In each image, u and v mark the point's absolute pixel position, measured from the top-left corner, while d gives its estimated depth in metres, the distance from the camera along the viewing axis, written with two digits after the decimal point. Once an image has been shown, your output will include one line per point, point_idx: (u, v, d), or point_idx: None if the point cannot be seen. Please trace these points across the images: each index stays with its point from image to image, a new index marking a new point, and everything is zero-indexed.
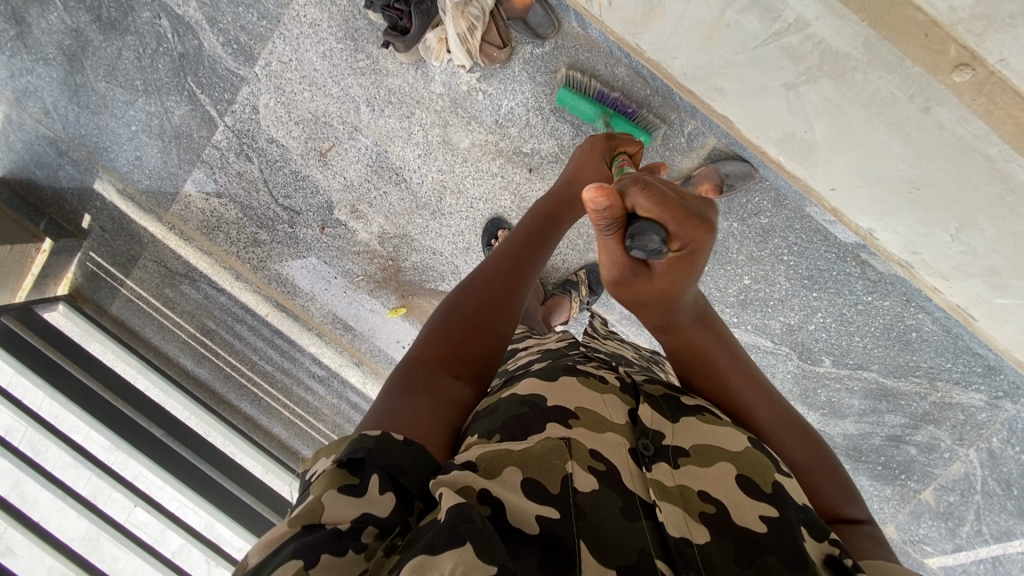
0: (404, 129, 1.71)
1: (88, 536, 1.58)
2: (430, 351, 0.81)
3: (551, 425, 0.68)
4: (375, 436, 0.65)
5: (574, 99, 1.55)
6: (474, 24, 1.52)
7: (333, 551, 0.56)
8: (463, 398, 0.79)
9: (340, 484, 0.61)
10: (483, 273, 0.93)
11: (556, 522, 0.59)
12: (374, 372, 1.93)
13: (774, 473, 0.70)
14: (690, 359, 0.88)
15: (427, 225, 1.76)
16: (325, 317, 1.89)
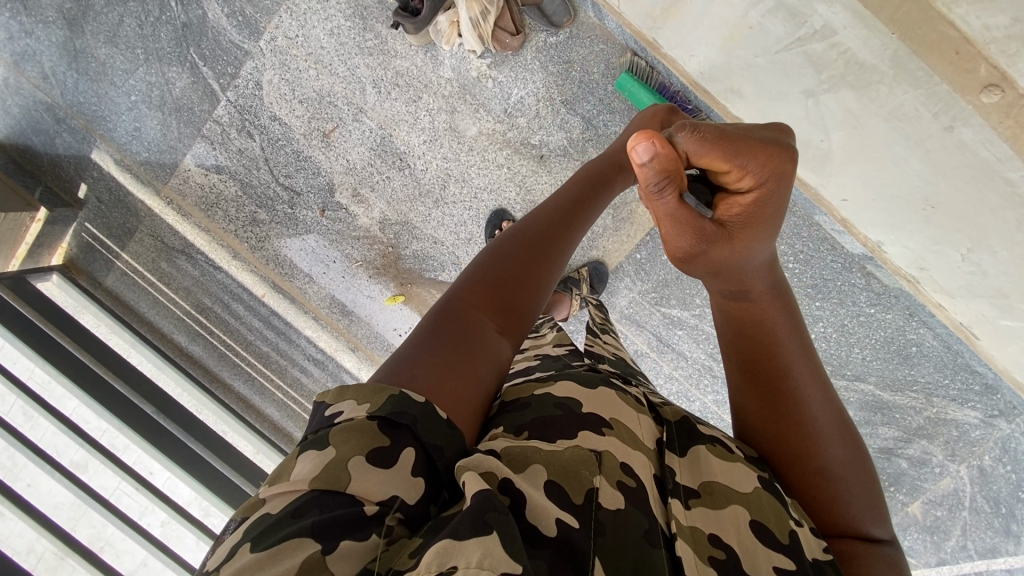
0: (411, 114, 1.67)
1: (75, 506, 1.60)
2: (480, 298, 0.77)
3: (583, 433, 0.67)
4: (418, 403, 0.61)
5: (633, 87, 1.49)
6: (487, 9, 1.48)
7: (355, 538, 0.53)
8: (502, 352, 0.76)
9: (369, 452, 0.58)
10: (533, 227, 0.91)
11: (574, 530, 0.58)
12: (369, 358, 1.92)
13: (789, 522, 0.67)
14: (739, 322, 0.82)
15: (429, 214, 1.74)
16: (322, 300, 1.87)
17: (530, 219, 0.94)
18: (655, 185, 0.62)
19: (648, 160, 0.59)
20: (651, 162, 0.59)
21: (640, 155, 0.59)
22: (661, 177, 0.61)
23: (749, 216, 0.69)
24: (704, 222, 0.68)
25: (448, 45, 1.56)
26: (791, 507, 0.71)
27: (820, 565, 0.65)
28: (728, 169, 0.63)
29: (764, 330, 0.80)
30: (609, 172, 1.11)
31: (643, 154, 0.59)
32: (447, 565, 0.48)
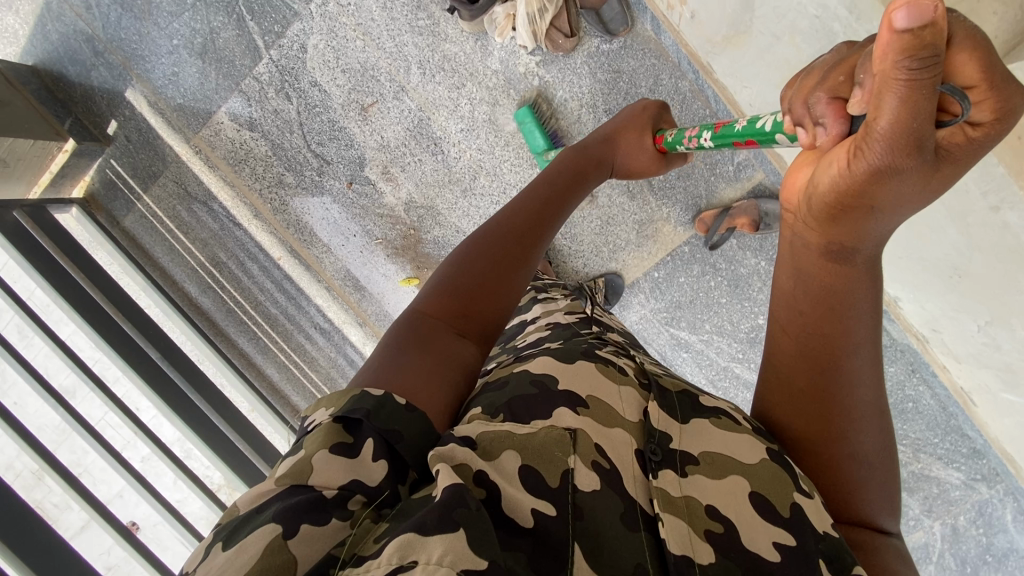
0: (452, 100, 1.65)
1: (60, 429, 1.52)
2: (440, 304, 0.79)
3: (558, 413, 0.69)
4: (375, 397, 0.63)
5: (531, 122, 1.57)
6: (546, 6, 1.46)
7: (313, 522, 0.53)
8: (468, 357, 0.76)
9: (333, 443, 0.59)
10: (499, 230, 0.92)
11: (551, 517, 0.58)
12: (375, 334, 1.93)
13: (793, 493, 0.67)
14: (815, 284, 0.70)
15: (455, 201, 1.73)
16: (337, 272, 1.87)
17: (499, 222, 0.94)
18: (905, 65, 0.44)
19: (908, 30, 0.42)
20: (916, 30, 0.42)
21: (901, 19, 0.42)
22: (927, 52, 0.43)
23: (963, 157, 0.51)
24: (929, 144, 0.48)
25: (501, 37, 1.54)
26: (801, 479, 0.69)
27: (826, 538, 0.64)
28: (977, 84, 0.46)
29: (841, 299, 0.69)
30: (575, 175, 1.12)
31: (906, 17, 0.42)
32: (406, 559, 0.48)
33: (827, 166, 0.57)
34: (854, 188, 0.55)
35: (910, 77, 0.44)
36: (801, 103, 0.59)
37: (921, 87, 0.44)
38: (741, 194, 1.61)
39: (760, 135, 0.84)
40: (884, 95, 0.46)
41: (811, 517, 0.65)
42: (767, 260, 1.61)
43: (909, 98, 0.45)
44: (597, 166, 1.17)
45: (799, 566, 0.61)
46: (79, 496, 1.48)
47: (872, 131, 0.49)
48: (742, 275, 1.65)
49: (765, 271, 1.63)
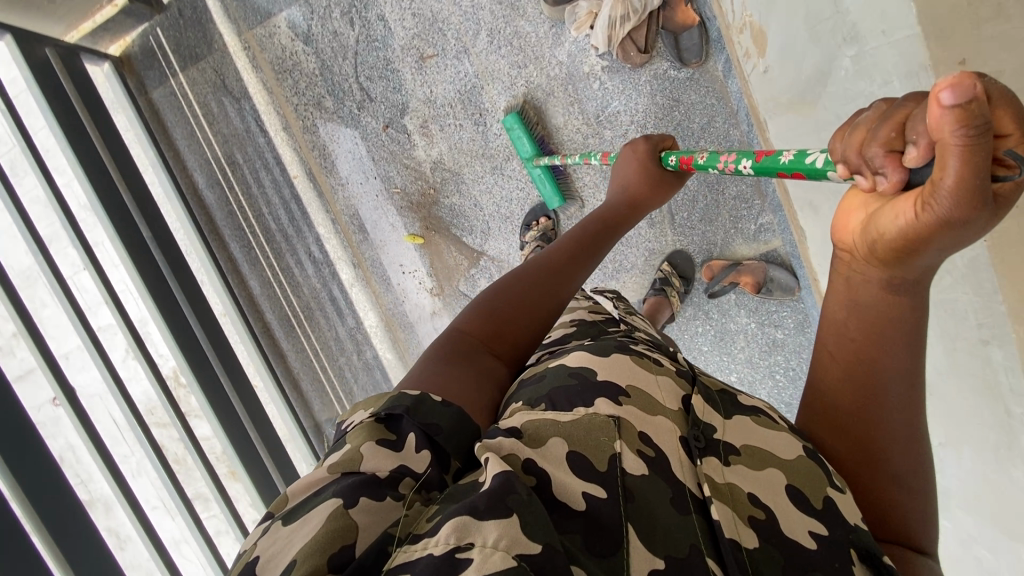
0: (510, 77, 1.65)
1: (27, 273, 1.46)
2: (476, 326, 0.86)
3: (600, 400, 0.67)
4: (413, 395, 0.66)
5: (518, 128, 1.60)
6: (629, 15, 1.46)
7: (372, 495, 0.55)
8: (498, 373, 0.81)
9: (378, 436, 0.62)
10: (534, 268, 0.96)
11: (602, 502, 0.57)
12: (365, 279, 1.93)
13: (828, 488, 0.62)
14: (868, 312, 0.60)
15: (482, 175, 1.73)
16: (347, 209, 1.87)
17: (536, 259, 0.99)
18: (961, 132, 0.41)
19: (954, 108, 0.40)
20: (960, 106, 0.40)
21: (947, 98, 0.40)
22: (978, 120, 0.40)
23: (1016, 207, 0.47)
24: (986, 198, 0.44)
25: (577, 32, 1.54)
26: (835, 473, 0.64)
27: (861, 530, 0.59)
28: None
29: (896, 333, 0.60)
30: (616, 225, 1.11)
31: (952, 96, 0.40)
32: (463, 540, 0.47)
33: (883, 216, 0.53)
34: (923, 240, 0.50)
35: (966, 141, 0.41)
36: (855, 151, 0.52)
37: (981, 148, 0.41)
38: (754, 254, 1.62)
39: (807, 171, 0.72)
40: (943, 160, 0.43)
41: (844, 510, 0.61)
42: (757, 322, 1.66)
43: (967, 158, 0.42)
44: (631, 215, 1.13)
45: (837, 560, 0.57)
46: (28, 335, 1.40)
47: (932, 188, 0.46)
48: (729, 329, 1.71)
49: (752, 332, 1.67)
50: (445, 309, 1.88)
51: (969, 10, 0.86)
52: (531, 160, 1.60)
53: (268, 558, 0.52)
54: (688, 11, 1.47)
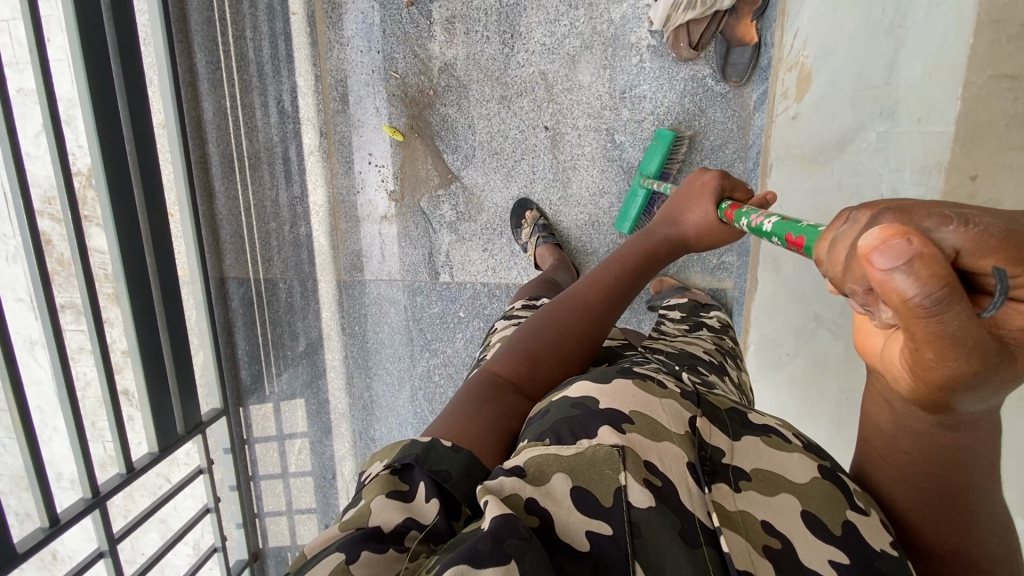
0: (557, 12, 1.55)
1: None
2: (508, 367, 0.85)
3: (603, 430, 0.65)
4: (424, 443, 0.67)
5: (660, 146, 1.49)
6: (697, 5, 1.38)
7: (373, 549, 0.56)
8: (530, 413, 0.81)
9: (388, 487, 0.63)
10: (567, 309, 0.93)
11: (607, 539, 0.57)
12: (326, 151, 1.78)
13: (847, 510, 0.62)
14: (908, 437, 0.59)
15: (488, 98, 1.63)
16: (337, 72, 1.71)
17: (573, 297, 0.95)
18: (917, 300, 0.35)
19: (902, 272, 0.34)
20: (914, 263, 0.34)
21: (882, 261, 0.35)
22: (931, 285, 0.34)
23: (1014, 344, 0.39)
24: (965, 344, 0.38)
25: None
26: (855, 495, 0.64)
27: (886, 555, 0.58)
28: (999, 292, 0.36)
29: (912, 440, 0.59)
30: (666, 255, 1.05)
31: (888, 258, 0.34)
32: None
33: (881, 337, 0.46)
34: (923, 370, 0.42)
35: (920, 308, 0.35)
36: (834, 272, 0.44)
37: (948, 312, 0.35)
38: (705, 288, 1.65)
39: (809, 230, 0.64)
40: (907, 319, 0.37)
41: (867, 535, 0.60)
42: None
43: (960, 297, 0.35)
44: (679, 249, 1.06)
45: None
46: None
47: (911, 336, 0.39)
48: None
49: None
50: (397, 217, 1.77)
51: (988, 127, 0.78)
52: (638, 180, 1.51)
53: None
54: (750, 28, 1.42)
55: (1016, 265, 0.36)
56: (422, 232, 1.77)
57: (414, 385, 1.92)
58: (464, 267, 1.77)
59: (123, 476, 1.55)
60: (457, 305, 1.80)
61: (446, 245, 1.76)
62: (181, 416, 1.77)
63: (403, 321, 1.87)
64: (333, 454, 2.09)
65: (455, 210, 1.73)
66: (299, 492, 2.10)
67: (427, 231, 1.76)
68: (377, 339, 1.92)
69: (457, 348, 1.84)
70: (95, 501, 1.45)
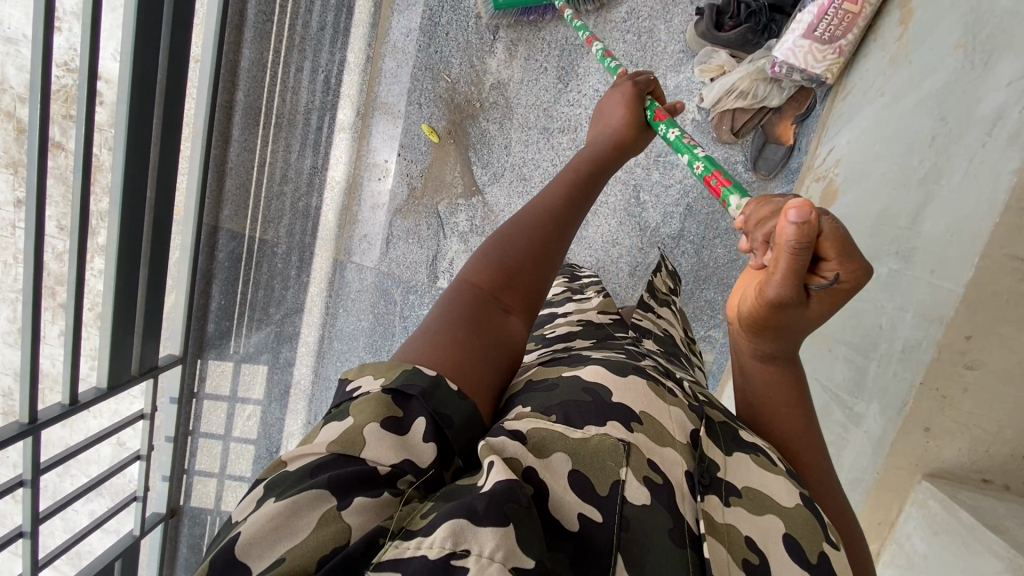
0: (618, 64, 1.59)
1: None
2: (484, 277, 0.75)
3: (610, 423, 0.62)
4: (430, 376, 0.60)
5: None
6: (748, 96, 1.44)
7: (368, 492, 0.52)
8: (511, 328, 0.73)
9: (384, 415, 0.57)
10: (533, 210, 0.83)
11: (595, 527, 0.54)
12: (357, 133, 1.78)
13: (822, 543, 0.59)
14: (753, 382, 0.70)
15: (531, 126, 1.64)
16: (391, 59, 1.71)
17: (533, 201, 0.86)
18: (794, 244, 0.49)
19: (795, 224, 0.49)
20: (806, 221, 0.48)
21: (793, 216, 0.48)
22: (801, 238, 0.49)
23: (825, 297, 0.55)
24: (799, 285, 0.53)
25: (699, 73, 1.49)
26: (828, 527, 0.62)
27: None
28: (831, 263, 0.52)
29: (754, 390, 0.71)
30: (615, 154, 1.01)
31: (796, 214, 0.48)
32: (460, 546, 0.46)
33: (749, 284, 0.60)
34: (771, 312, 0.58)
35: (795, 250, 0.50)
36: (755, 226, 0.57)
37: (801, 258, 0.50)
38: None
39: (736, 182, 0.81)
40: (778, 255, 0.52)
41: (837, 567, 0.57)
42: None
43: (827, 255, 0.51)
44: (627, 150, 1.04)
45: None
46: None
47: (772, 273, 0.54)
48: None
49: None
50: (411, 213, 1.77)
51: (993, 298, 0.87)
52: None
53: (258, 535, 0.49)
54: (788, 130, 1.50)
55: (840, 257, 0.51)
56: (433, 234, 1.76)
57: None
58: None
59: (63, 409, 1.48)
60: None
61: (453, 253, 1.75)
62: (139, 357, 1.70)
63: (389, 316, 1.87)
64: (281, 428, 2.04)
65: (471, 222, 1.72)
66: (236, 458, 2.03)
67: (438, 233, 1.76)
68: (357, 324, 1.91)
69: None
70: (30, 428, 1.38)
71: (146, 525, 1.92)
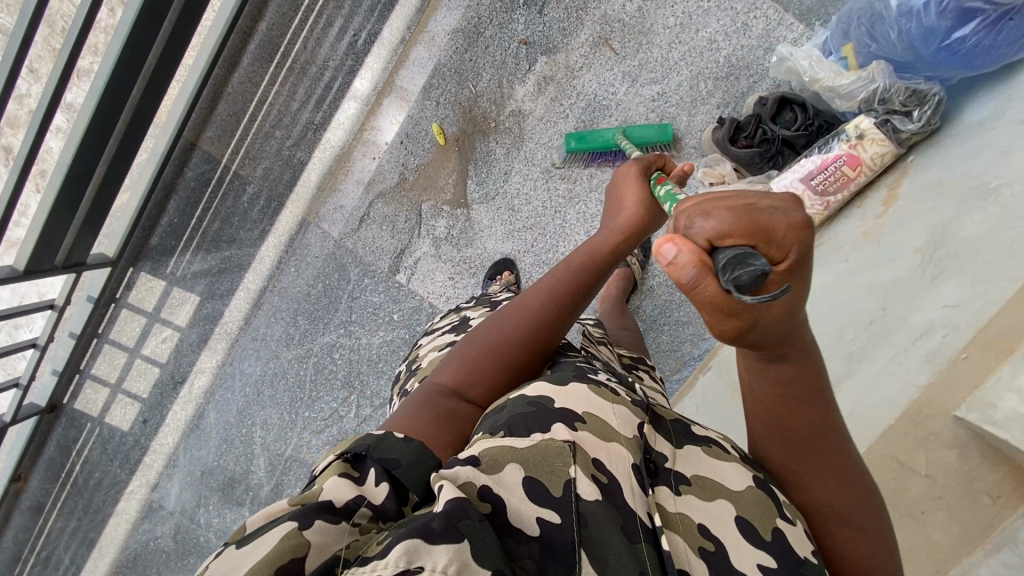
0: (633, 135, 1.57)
1: None
2: (448, 374, 0.82)
3: (555, 427, 0.67)
4: (377, 436, 0.65)
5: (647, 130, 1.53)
6: None
7: (327, 518, 0.55)
8: (468, 420, 0.78)
9: (341, 470, 0.61)
10: (504, 319, 0.86)
11: (553, 528, 0.58)
12: (367, 104, 1.74)
13: (774, 517, 0.66)
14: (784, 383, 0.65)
15: (535, 163, 1.65)
16: (424, 50, 1.69)
17: (510, 303, 0.90)
18: (689, 274, 0.49)
19: (667, 263, 0.49)
20: (677, 252, 0.49)
21: (666, 258, 0.49)
22: (689, 270, 0.49)
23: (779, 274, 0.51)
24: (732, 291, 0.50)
25: (701, 174, 1.48)
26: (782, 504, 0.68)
27: (807, 562, 0.64)
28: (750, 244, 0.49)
29: (787, 394, 0.66)
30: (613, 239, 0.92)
31: (665, 249, 0.49)
32: (413, 563, 0.47)
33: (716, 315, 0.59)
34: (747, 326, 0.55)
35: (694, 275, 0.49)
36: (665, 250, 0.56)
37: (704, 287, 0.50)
38: None
39: None
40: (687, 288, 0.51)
41: (792, 542, 0.65)
42: None
43: (746, 244, 0.49)
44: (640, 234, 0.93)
45: None
46: None
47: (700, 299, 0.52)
48: None
49: None
50: (394, 201, 1.75)
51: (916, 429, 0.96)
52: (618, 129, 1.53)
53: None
54: None
55: (753, 236, 0.49)
56: (409, 229, 1.74)
57: (310, 349, 1.80)
58: (424, 280, 1.73)
59: None
60: (396, 307, 1.74)
61: (421, 253, 1.74)
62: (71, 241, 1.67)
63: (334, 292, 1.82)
64: (193, 363, 1.89)
65: (449, 231, 1.72)
66: (137, 375, 1.92)
67: (414, 230, 1.74)
68: (302, 289, 1.81)
69: (369, 343, 1.76)
70: None
71: (20, 413, 1.84)
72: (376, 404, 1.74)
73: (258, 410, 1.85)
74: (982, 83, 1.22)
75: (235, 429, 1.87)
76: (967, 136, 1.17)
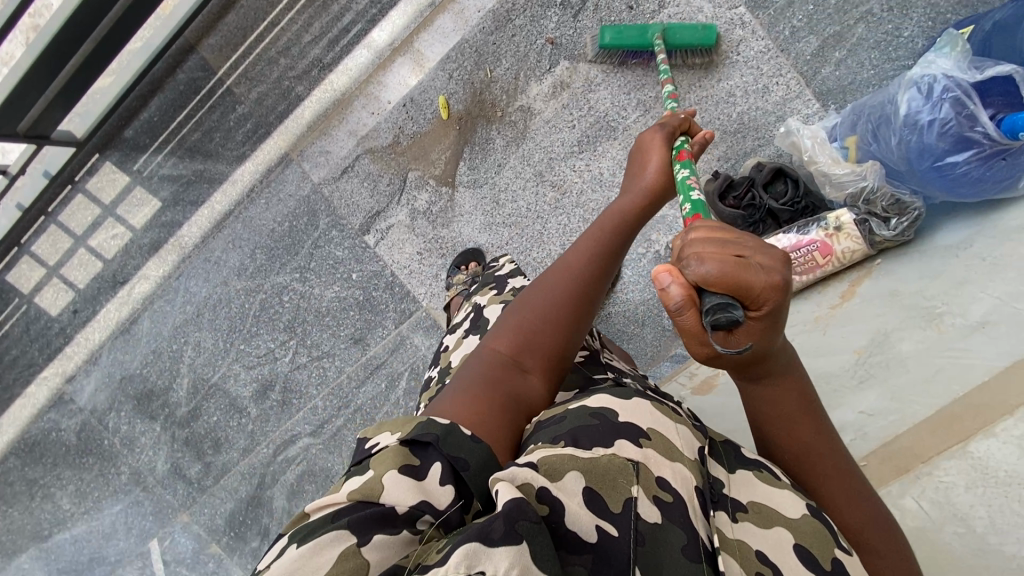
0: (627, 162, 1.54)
1: None
2: (503, 342, 0.76)
3: (618, 443, 0.65)
4: (444, 425, 0.63)
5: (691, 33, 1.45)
6: None
7: (385, 532, 0.56)
8: (528, 393, 0.73)
9: (401, 464, 0.60)
10: (550, 280, 0.79)
11: (612, 540, 0.56)
12: (380, 59, 1.70)
13: (832, 547, 0.64)
14: (768, 402, 0.70)
15: (530, 164, 1.61)
16: (450, 20, 1.65)
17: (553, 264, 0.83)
18: (676, 305, 0.56)
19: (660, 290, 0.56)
20: (668, 283, 0.55)
21: (660, 285, 0.56)
22: (676, 301, 0.55)
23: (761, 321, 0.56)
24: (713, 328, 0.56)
25: None
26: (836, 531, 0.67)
27: None
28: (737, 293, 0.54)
29: (769, 412, 0.71)
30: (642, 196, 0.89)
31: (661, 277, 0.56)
32: (474, 569, 0.47)
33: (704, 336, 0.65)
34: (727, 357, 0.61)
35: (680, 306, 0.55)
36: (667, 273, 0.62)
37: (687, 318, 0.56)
38: None
39: None
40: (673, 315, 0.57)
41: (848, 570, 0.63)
42: None
43: (729, 294, 0.54)
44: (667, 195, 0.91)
45: None
46: None
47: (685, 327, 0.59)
48: None
49: None
50: (383, 161, 1.71)
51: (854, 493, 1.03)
52: (660, 28, 1.43)
53: None
54: None
55: (740, 288, 0.54)
56: (390, 192, 1.71)
57: (260, 284, 1.77)
58: (392, 248, 1.70)
59: None
60: (357, 266, 1.72)
61: (395, 219, 1.70)
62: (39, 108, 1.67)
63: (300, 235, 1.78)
64: (138, 267, 1.83)
65: (429, 205, 1.69)
66: (77, 264, 1.85)
67: (394, 195, 1.71)
68: (270, 223, 1.77)
69: (320, 294, 1.73)
70: None
71: None
72: (312, 355, 1.72)
73: (194, 331, 1.81)
74: (963, 209, 1.25)
75: (166, 343, 1.83)
76: (941, 254, 1.19)
